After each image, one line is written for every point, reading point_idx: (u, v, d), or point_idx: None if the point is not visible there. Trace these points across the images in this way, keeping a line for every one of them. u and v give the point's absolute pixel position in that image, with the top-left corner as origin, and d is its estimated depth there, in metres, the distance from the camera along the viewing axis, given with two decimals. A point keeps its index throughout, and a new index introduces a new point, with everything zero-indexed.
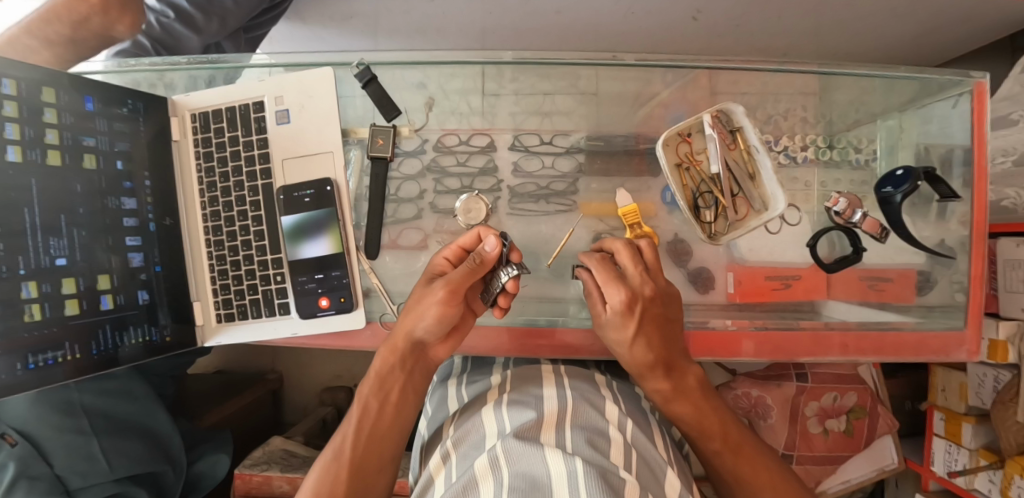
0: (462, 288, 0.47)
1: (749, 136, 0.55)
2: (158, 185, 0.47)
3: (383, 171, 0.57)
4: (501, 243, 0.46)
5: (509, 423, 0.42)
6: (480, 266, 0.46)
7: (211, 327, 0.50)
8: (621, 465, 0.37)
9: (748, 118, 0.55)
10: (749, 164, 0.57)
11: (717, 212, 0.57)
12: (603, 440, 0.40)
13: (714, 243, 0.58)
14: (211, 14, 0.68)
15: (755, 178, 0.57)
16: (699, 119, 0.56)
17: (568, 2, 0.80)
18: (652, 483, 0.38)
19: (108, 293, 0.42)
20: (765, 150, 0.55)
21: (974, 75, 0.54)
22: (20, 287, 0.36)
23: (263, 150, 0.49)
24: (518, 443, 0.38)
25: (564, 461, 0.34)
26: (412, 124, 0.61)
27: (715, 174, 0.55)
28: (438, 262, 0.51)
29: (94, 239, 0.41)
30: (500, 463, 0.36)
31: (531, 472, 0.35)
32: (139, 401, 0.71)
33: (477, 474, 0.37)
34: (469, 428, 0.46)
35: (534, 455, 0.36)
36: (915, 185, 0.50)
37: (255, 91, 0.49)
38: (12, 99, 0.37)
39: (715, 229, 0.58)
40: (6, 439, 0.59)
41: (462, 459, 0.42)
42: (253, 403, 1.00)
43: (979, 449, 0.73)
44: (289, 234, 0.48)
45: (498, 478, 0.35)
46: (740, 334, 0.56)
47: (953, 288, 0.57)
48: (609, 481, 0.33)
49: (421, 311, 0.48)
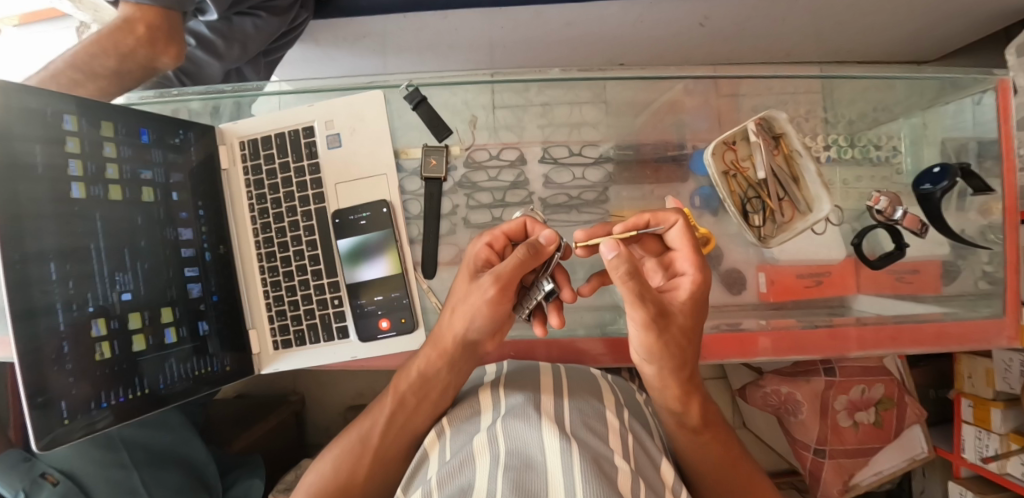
0: (512, 281, 0.40)
1: (793, 141, 0.56)
2: (210, 213, 0.49)
3: (437, 191, 0.56)
4: (557, 235, 0.41)
5: (504, 405, 0.43)
6: (535, 257, 0.39)
7: (269, 354, 0.52)
8: (617, 452, 0.38)
9: (791, 124, 0.56)
10: (791, 168, 0.57)
11: (765, 216, 0.57)
12: (598, 424, 0.42)
13: (764, 247, 0.58)
14: (232, 41, 0.66)
15: (799, 181, 0.57)
16: (743, 128, 0.56)
17: (579, 13, 0.79)
18: (648, 469, 0.39)
19: (171, 326, 0.43)
20: (808, 153, 0.56)
21: (996, 73, 0.56)
22: (91, 325, 0.36)
23: (315, 176, 0.51)
24: (518, 423, 0.39)
25: (560, 440, 0.35)
26: (462, 143, 0.62)
27: (762, 179, 0.56)
28: (480, 250, 0.46)
29: (157, 272, 0.43)
30: (496, 440, 0.37)
31: (526, 450, 0.36)
32: (175, 430, 0.70)
33: (474, 451, 0.38)
34: (465, 411, 0.46)
35: (529, 432, 0.37)
36: (954, 181, 0.52)
37: (305, 116, 0.52)
38: (74, 135, 0.38)
39: (763, 232, 0.58)
40: (48, 478, 0.57)
41: (458, 436, 0.43)
42: (277, 426, 0.97)
43: (1009, 434, 0.74)
44: (346, 257, 0.50)
45: (494, 453, 0.36)
46: (757, 333, 0.57)
47: (976, 277, 0.59)
48: (602, 468, 0.34)
49: (471, 310, 0.43)
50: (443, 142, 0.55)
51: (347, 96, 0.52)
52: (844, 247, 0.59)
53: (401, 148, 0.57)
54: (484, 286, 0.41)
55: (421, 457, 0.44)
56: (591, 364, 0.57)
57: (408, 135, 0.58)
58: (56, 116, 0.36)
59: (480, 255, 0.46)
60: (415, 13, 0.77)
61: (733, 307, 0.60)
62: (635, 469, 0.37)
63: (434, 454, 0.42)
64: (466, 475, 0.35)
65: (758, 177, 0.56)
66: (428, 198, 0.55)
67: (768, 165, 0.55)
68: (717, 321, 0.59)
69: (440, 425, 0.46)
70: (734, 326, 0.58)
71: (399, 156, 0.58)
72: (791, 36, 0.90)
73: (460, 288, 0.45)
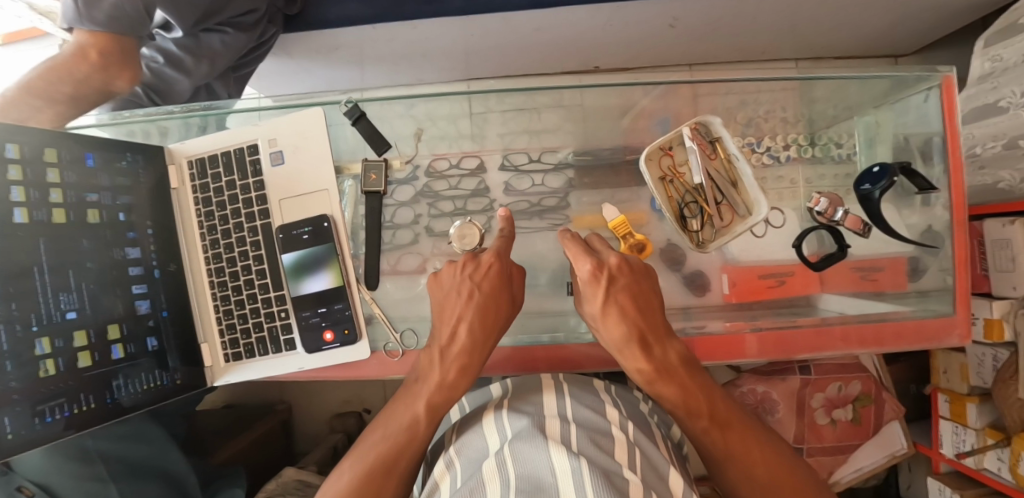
0: (506, 252, 0.50)
1: (729, 145, 0.55)
2: (159, 232, 0.50)
3: (377, 204, 0.56)
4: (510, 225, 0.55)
5: (510, 428, 0.41)
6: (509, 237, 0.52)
7: (221, 366, 0.53)
8: (624, 465, 0.36)
9: (726, 128, 0.55)
10: (730, 171, 0.57)
11: (703, 220, 0.57)
12: (606, 439, 0.39)
13: (703, 251, 0.57)
14: (200, 58, 0.67)
15: (738, 185, 0.56)
16: (678, 133, 0.56)
17: (547, 20, 0.80)
18: (656, 482, 0.36)
19: (118, 343, 0.44)
20: (744, 157, 0.55)
21: (940, 69, 0.55)
22: (34, 344, 0.38)
23: (259, 192, 0.52)
24: (525, 445, 0.37)
25: (569, 459, 0.34)
26: (403, 156, 0.62)
27: (698, 184, 0.55)
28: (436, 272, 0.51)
29: (104, 291, 0.44)
30: (505, 464, 0.35)
31: (536, 473, 0.34)
32: (155, 442, 0.71)
33: (483, 477, 0.36)
34: (471, 441, 0.44)
35: (538, 454, 0.35)
36: (892, 180, 0.52)
37: (248, 134, 0.53)
38: (16, 162, 0.39)
39: (703, 237, 0.57)
40: (23, 491, 0.58)
41: (467, 463, 0.41)
42: (263, 436, 1.00)
43: (986, 428, 0.74)
44: (291, 271, 0.51)
45: (503, 478, 0.34)
46: (741, 334, 0.56)
47: (942, 272, 0.57)
48: (612, 482, 0.32)
49: (481, 287, 0.47)
50: (381, 156, 0.56)
51: (290, 114, 0.53)
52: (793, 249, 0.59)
53: (342, 164, 0.58)
54: (513, 296, 0.50)
55: (431, 489, 0.41)
56: (586, 372, 0.56)
57: (349, 145, 0.59)
58: None
59: (495, 267, 0.48)
60: (383, 25, 0.78)
61: (697, 308, 0.60)
62: (644, 482, 0.35)
63: (444, 484, 0.40)
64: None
65: (694, 182, 0.56)
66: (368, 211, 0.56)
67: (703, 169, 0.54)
68: (687, 324, 0.59)
69: (448, 456, 0.44)
70: (702, 329, 0.57)
71: (340, 171, 0.58)
72: (763, 34, 0.90)
73: (484, 299, 0.47)
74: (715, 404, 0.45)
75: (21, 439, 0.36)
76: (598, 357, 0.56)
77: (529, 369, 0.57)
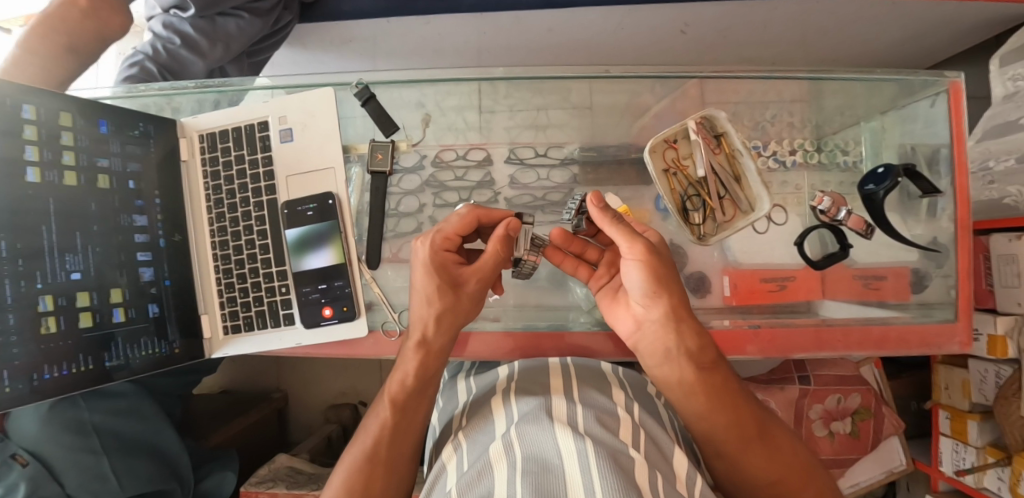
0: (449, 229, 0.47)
1: (733, 140, 0.57)
2: (167, 203, 0.51)
3: (383, 185, 0.57)
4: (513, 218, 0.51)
5: (517, 411, 0.41)
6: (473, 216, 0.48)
7: (219, 339, 0.53)
8: (629, 444, 0.36)
9: (731, 123, 0.56)
10: (734, 167, 0.58)
11: (706, 213, 0.58)
12: (611, 418, 0.39)
13: (704, 245, 0.58)
14: (216, 41, 0.69)
15: (741, 180, 0.57)
16: (684, 126, 0.57)
17: (559, 20, 0.81)
18: (660, 461, 0.36)
19: (120, 306, 0.45)
20: (748, 152, 0.56)
21: (947, 75, 0.55)
22: (38, 300, 0.39)
23: (268, 168, 0.53)
24: (532, 427, 0.37)
25: (574, 440, 0.34)
26: (410, 139, 0.63)
27: (702, 178, 0.56)
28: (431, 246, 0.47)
29: (107, 256, 0.45)
30: (512, 446, 0.36)
31: (542, 454, 0.34)
32: (148, 420, 0.71)
33: (490, 459, 0.36)
34: (479, 425, 0.43)
35: (545, 436, 0.36)
36: (896, 181, 0.52)
37: (259, 112, 0.54)
38: (33, 124, 0.41)
39: (703, 230, 0.58)
40: (17, 459, 0.58)
41: (474, 444, 0.40)
42: (259, 421, 1.00)
43: (986, 447, 0.73)
44: (293, 247, 0.52)
45: (510, 460, 0.34)
46: (741, 335, 0.55)
47: (946, 285, 0.57)
48: (619, 463, 0.32)
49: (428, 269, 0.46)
50: (388, 137, 0.56)
51: (301, 93, 0.54)
52: (791, 253, 0.59)
53: (350, 143, 0.59)
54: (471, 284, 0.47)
55: (439, 470, 0.42)
56: (600, 360, 0.55)
57: (358, 131, 0.60)
58: (15, 106, 0.40)
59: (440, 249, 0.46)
60: (397, 18, 0.79)
61: (698, 309, 0.59)
62: (648, 460, 0.35)
63: (451, 466, 0.40)
64: (483, 485, 0.33)
65: (698, 175, 0.56)
66: (373, 191, 0.56)
67: (707, 163, 0.55)
68: None
69: (455, 439, 0.43)
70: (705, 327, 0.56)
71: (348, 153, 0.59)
72: (775, 43, 0.91)
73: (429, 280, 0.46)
74: (775, 432, 0.45)
75: (15, 393, 0.37)
76: (614, 346, 0.55)
77: (535, 353, 0.56)
